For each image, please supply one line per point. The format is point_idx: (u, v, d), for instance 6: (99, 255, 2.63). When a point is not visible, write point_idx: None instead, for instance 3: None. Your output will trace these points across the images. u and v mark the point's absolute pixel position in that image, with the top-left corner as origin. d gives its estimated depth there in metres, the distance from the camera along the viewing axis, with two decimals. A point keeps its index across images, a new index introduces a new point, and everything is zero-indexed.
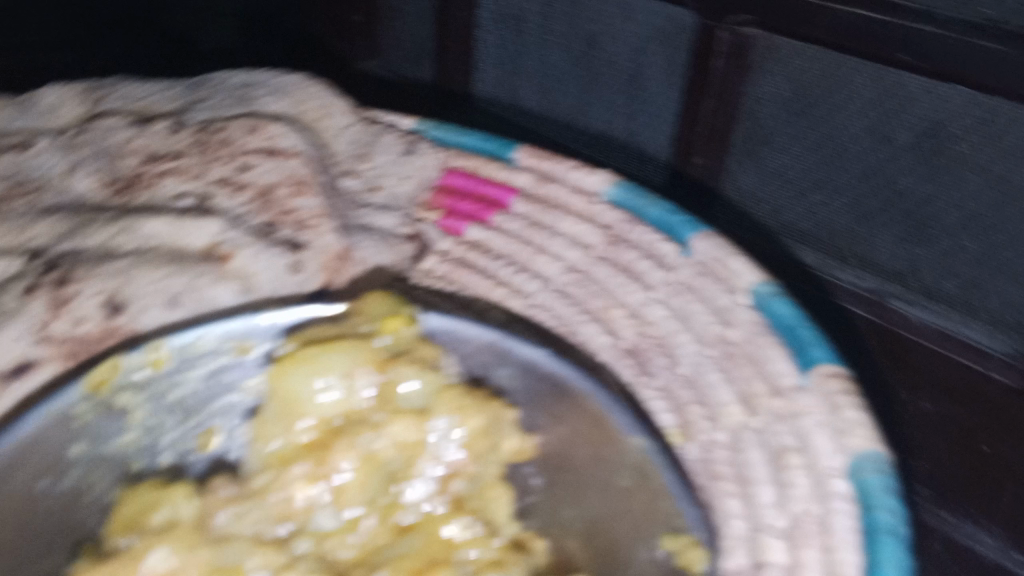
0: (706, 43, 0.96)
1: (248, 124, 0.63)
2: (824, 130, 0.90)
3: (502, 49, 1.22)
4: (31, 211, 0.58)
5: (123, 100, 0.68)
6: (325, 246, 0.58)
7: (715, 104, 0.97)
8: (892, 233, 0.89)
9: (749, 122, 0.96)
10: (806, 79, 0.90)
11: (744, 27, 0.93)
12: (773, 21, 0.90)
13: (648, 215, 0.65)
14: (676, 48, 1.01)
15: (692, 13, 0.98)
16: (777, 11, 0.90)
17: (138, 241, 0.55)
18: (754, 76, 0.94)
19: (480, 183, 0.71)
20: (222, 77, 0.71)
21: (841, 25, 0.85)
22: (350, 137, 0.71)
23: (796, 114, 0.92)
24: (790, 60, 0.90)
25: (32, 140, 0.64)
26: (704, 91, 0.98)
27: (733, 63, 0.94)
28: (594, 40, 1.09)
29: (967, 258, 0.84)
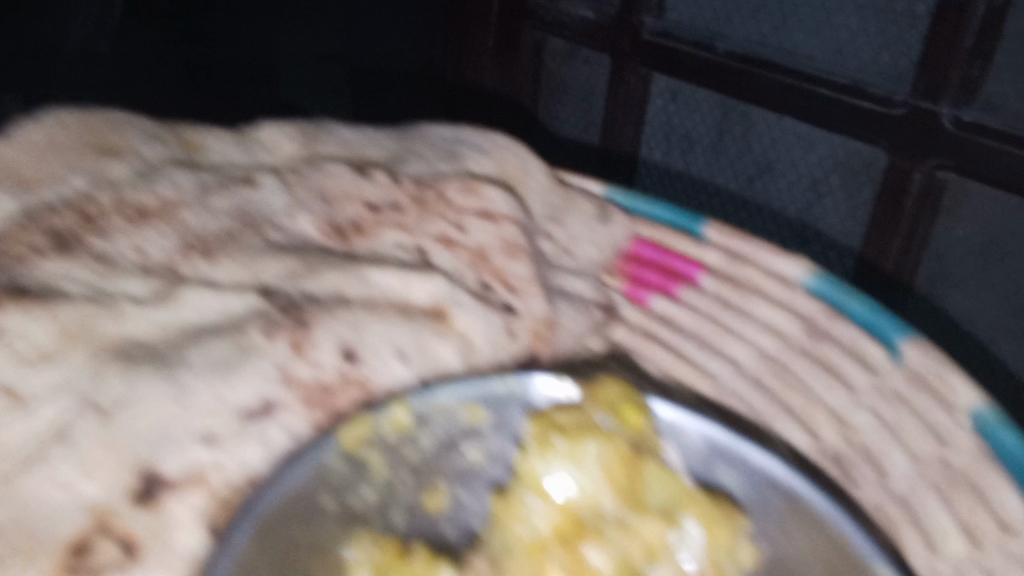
0: (900, 183, 1.11)
1: (461, 182, 0.65)
2: (1019, 282, 1.05)
3: (665, 146, 1.40)
4: (263, 248, 0.61)
5: (338, 148, 0.71)
6: (533, 312, 0.59)
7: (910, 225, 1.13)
8: None
9: (932, 263, 1.13)
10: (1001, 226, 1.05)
11: (940, 171, 1.07)
12: (973, 169, 1.05)
13: (852, 314, 0.63)
14: (859, 181, 1.17)
15: (883, 152, 1.12)
16: (977, 160, 1.04)
17: (366, 290, 0.57)
18: (944, 218, 1.10)
19: (666, 254, 0.71)
20: (429, 131, 0.73)
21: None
22: (545, 199, 0.71)
23: (982, 259, 1.08)
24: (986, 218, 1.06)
25: (257, 176, 0.66)
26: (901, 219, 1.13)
27: (925, 204, 1.10)
28: (767, 166, 1.26)
29: None
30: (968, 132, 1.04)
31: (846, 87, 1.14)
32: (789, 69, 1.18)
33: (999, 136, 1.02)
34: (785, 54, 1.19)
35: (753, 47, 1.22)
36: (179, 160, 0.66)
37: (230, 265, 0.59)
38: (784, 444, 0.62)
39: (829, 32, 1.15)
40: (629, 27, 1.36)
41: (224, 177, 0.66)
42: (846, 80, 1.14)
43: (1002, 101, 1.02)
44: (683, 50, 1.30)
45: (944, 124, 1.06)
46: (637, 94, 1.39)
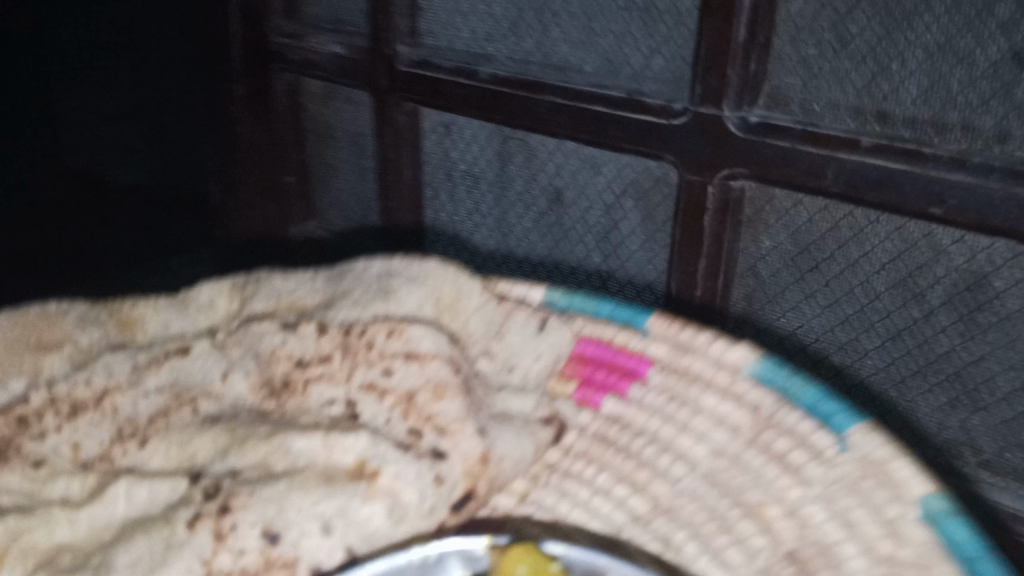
0: (698, 200, 1.15)
1: (387, 328, 0.64)
2: (837, 289, 1.09)
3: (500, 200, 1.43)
4: (195, 426, 0.61)
5: (270, 299, 0.71)
6: (466, 452, 0.58)
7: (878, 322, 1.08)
8: (937, 393, 1.07)
9: (746, 282, 1.17)
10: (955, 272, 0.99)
11: (733, 180, 1.11)
12: (778, 174, 1.06)
13: (799, 399, 0.63)
14: (680, 178, 1.15)
15: (695, 146, 1.09)
16: (766, 162, 1.06)
17: (290, 460, 0.57)
18: (747, 229, 1.14)
19: (613, 353, 0.70)
20: (363, 265, 0.73)
21: (853, 172, 1.00)
22: (484, 317, 0.71)
23: (797, 274, 1.12)
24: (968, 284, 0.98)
25: (191, 345, 0.67)
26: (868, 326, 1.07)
27: (722, 216, 1.14)
28: None
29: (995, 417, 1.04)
30: (765, 135, 1.05)
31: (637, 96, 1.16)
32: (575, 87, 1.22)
33: (792, 135, 1.03)
34: (557, 71, 1.24)
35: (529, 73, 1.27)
36: (114, 341, 0.67)
37: (160, 448, 0.60)
38: (742, 546, 0.56)
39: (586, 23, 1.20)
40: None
41: (159, 352, 0.66)
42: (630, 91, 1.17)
43: (789, 95, 1.04)
44: (539, 93, 1.26)
45: (731, 127, 1.07)
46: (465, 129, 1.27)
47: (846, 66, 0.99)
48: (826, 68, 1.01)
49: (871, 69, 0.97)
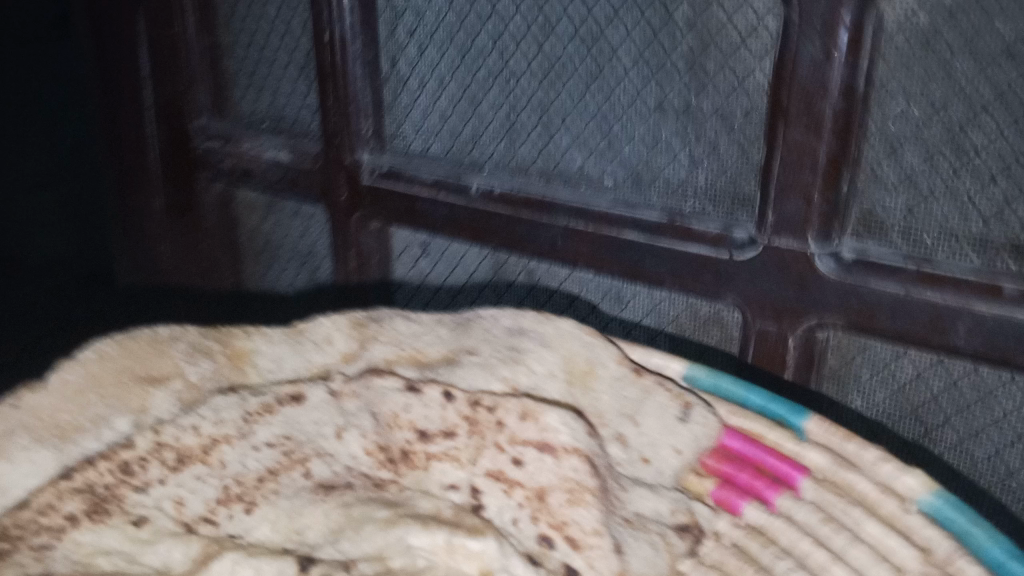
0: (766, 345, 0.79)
1: (520, 407, 0.58)
2: None
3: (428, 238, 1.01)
4: (307, 492, 0.56)
5: (391, 346, 0.65)
6: (602, 571, 0.52)
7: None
8: None
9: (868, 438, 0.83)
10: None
11: (823, 328, 0.76)
12: (874, 322, 0.73)
13: (982, 553, 0.54)
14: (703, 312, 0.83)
15: (732, 307, 0.80)
16: (866, 311, 0.73)
17: (407, 559, 0.51)
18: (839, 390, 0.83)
19: (762, 452, 0.63)
20: (489, 319, 0.68)
21: (991, 328, 0.67)
22: (620, 390, 0.65)
23: None
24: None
25: (303, 390, 0.62)
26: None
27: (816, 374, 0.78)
28: (542, 273, 0.93)
29: None
30: (869, 276, 0.72)
31: (680, 221, 0.81)
32: (598, 210, 0.86)
33: (903, 277, 0.70)
34: (552, 166, 0.89)
35: (540, 189, 0.90)
36: (224, 378, 0.63)
37: (268, 518, 0.55)
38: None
39: (599, 133, 0.85)
40: (339, 163, 1.04)
41: (269, 397, 0.61)
42: (668, 211, 0.82)
43: (915, 231, 0.70)
44: (422, 194, 0.99)
45: (821, 265, 0.74)
46: (398, 205, 1.01)
47: (929, 230, 0.69)
48: (936, 217, 0.69)
49: (946, 238, 0.69)
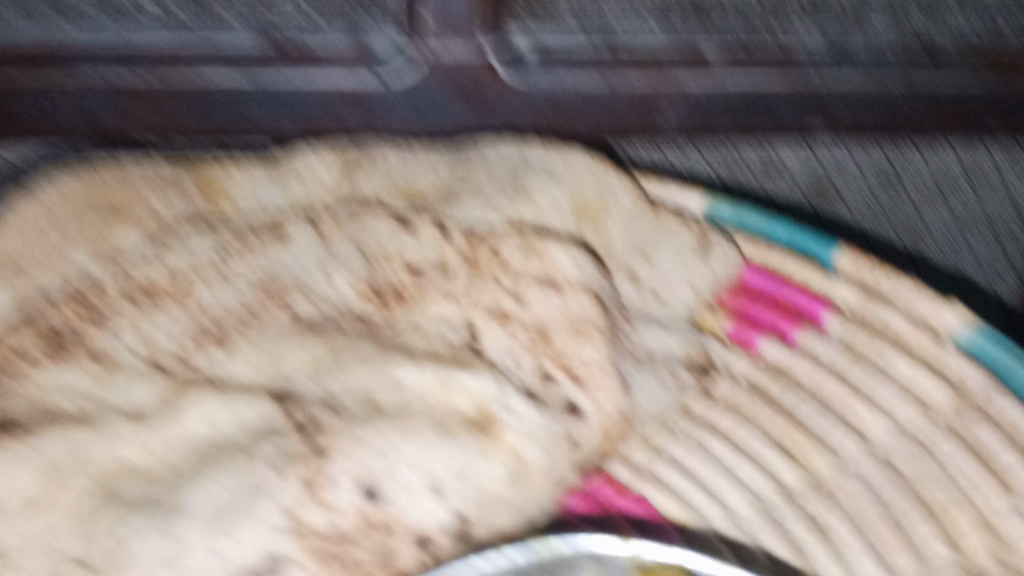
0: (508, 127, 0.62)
1: (523, 242, 0.53)
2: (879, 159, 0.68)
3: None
4: (286, 327, 0.51)
5: (380, 178, 0.59)
6: (607, 410, 0.49)
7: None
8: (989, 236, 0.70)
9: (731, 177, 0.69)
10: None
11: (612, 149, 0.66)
12: (574, 113, 0.61)
13: (1022, 391, 0.49)
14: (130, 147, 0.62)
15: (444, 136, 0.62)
16: (567, 108, 0.60)
17: (395, 395, 0.47)
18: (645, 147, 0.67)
19: (778, 283, 0.57)
20: (491, 152, 0.59)
21: (700, 103, 0.60)
22: (633, 228, 0.58)
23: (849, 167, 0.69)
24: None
25: (281, 221, 0.55)
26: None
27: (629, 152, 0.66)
28: None
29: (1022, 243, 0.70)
30: (564, 72, 0.58)
31: (286, 43, 0.57)
32: (149, 48, 0.56)
33: (590, 70, 0.58)
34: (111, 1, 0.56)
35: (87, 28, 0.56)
36: (196, 211, 0.57)
37: (246, 354, 0.50)
38: (915, 550, 0.50)
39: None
40: None
41: (244, 227, 0.55)
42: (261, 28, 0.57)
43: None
44: None
45: (493, 64, 0.58)
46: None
47: None
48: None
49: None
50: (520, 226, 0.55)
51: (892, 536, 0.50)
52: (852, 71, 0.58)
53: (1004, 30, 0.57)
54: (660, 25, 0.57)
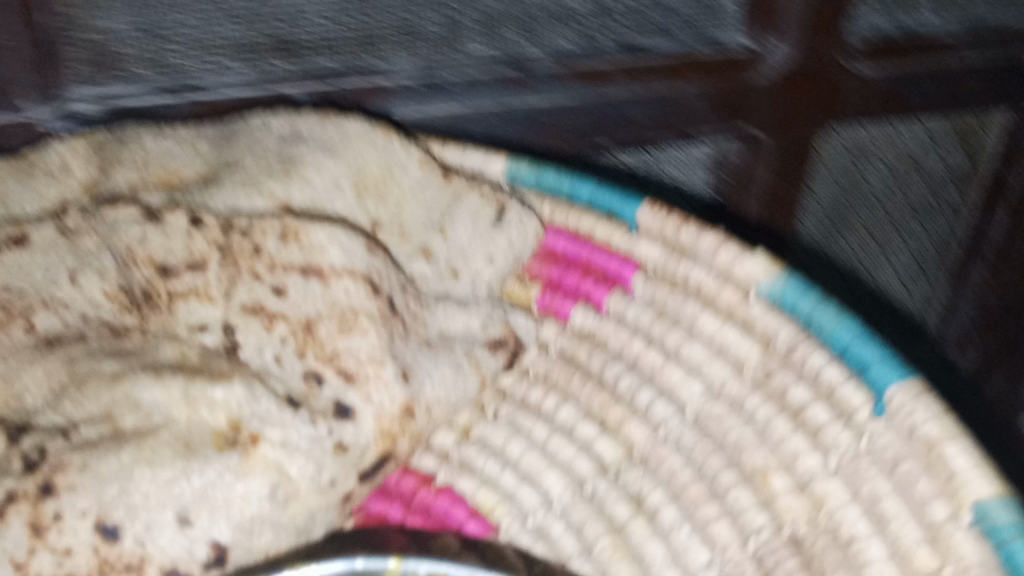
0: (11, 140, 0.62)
1: (281, 225, 0.48)
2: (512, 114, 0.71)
3: None
4: (28, 349, 0.46)
5: (137, 168, 0.53)
6: (381, 406, 0.44)
7: (778, 184, 0.80)
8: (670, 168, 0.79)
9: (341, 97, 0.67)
10: (686, 97, 0.73)
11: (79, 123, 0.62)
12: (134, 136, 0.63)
13: (832, 340, 0.45)
14: None
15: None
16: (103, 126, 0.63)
17: (140, 417, 0.42)
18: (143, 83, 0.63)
19: (589, 250, 0.55)
20: (263, 130, 0.55)
21: None
22: (424, 201, 0.54)
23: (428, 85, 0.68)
24: (855, 150, 0.81)
25: (25, 230, 0.50)
26: (763, 200, 0.81)
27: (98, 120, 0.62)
28: None
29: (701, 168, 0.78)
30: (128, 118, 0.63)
31: None
32: None
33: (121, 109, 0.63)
34: None
35: None
36: None
37: None
38: (735, 521, 0.45)
39: None
40: None
41: None
42: None
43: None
44: None
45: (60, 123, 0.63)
46: None
47: (176, 53, 0.63)
48: (167, 26, 0.62)
49: (156, 46, 0.62)
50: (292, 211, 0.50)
51: (612, 545, 0.48)
52: (438, 108, 0.69)
53: (572, 102, 0.71)
54: (241, 68, 0.64)
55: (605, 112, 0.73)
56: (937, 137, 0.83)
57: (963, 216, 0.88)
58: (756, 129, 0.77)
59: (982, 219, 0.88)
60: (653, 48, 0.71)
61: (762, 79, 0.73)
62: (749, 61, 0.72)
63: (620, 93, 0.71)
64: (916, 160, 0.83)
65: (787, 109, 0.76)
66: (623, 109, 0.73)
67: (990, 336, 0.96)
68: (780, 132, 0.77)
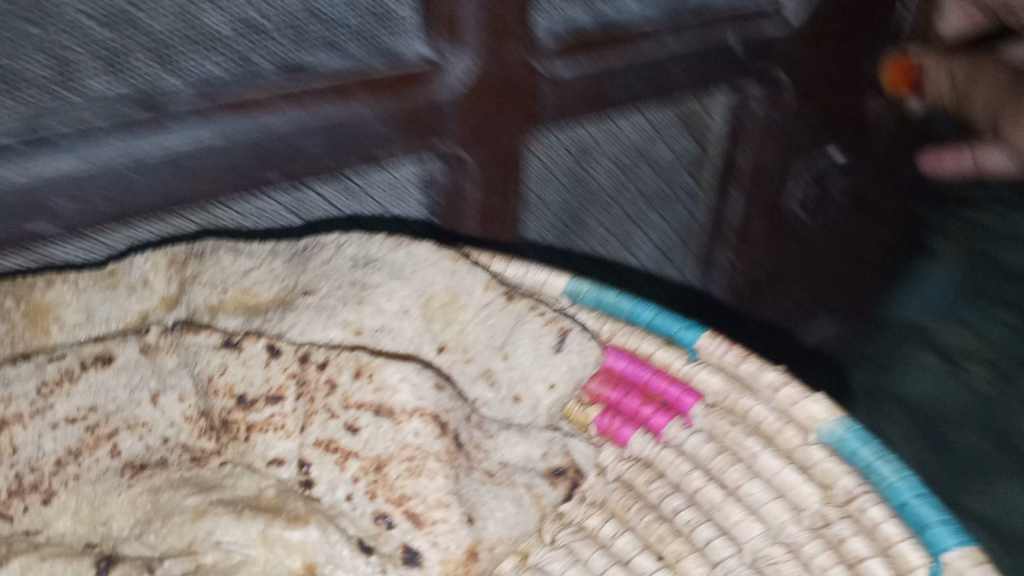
0: None
1: (354, 363, 0.50)
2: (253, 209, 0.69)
3: None
4: (111, 473, 0.48)
5: (214, 288, 0.56)
6: (446, 549, 0.45)
7: (494, 198, 0.79)
8: (558, 194, 0.85)
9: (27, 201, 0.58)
10: (365, 126, 0.68)
11: None
12: None
13: (890, 493, 0.46)
14: None
15: None
16: None
17: (219, 555, 0.44)
18: None
19: (651, 373, 0.55)
20: (334, 251, 0.57)
21: None
22: (488, 322, 0.55)
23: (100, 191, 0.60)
24: (577, 150, 0.82)
25: (112, 348, 0.53)
26: (472, 207, 0.78)
27: None
28: None
29: (553, 185, 0.83)
30: None
31: None
32: None
33: None
34: None
35: None
36: (22, 341, 0.54)
37: (66, 506, 0.47)
38: None
39: None
40: None
41: (72, 360, 0.53)
42: None
43: None
44: None
45: None
46: None
47: None
48: None
49: None
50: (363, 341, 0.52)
51: None
52: (61, 163, 0.58)
53: (239, 135, 0.63)
54: None
55: (265, 141, 0.64)
56: (645, 138, 0.86)
57: (702, 203, 0.96)
58: (465, 152, 0.74)
59: (723, 202, 0.96)
60: (317, 64, 0.64)
61: (443, 106, 0.71)
62: (429, 72, 0.68)
63: (301, 105, 0.64)
64: (640, 157, 0.88)
65: (491, 125, 0.74)
66: (293, 145, 0.66)
67: (742, 295, 1.07)
68: (485, 148, 0.75)
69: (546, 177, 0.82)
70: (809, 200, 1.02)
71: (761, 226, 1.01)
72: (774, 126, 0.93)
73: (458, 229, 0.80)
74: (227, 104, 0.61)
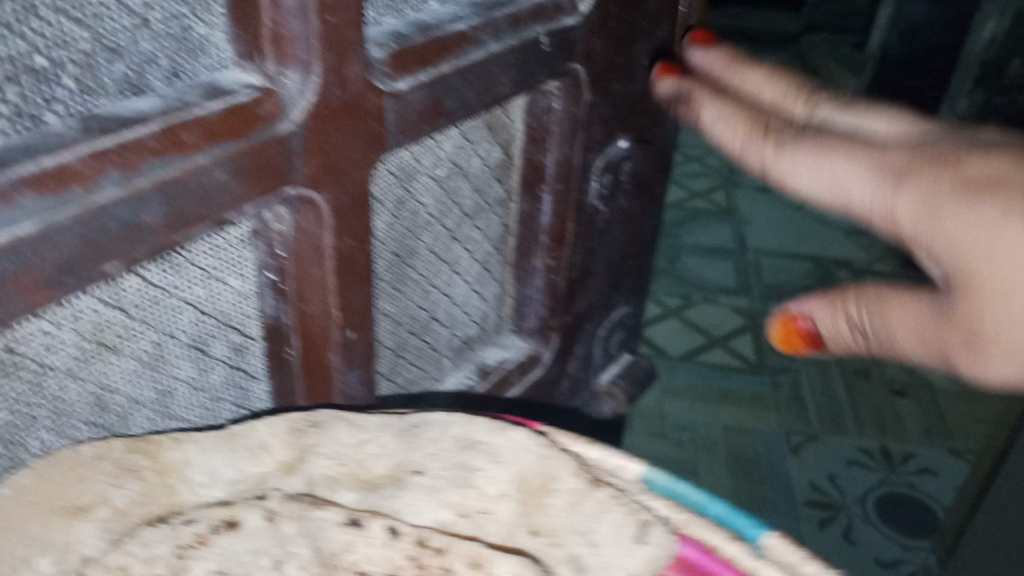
0: None
1: (471, 555, 0.56)
2: (158, 386, 0.64)
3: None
4: None
5: (334, 459, 0.62)
6: None
7: (352, 244, 0.71)
8: (414, 279, 0.84)
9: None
10: (212, 181, 0.56)
11: None
12: None
13: None
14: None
15: None
16: None
17: None
18: None
19: (722, 565, 0.60)
20: (436, 423, 0.64)
21: None
22: (579, 508, 0.61)
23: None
24: (405, 175, 0.77)
25: (237, 514, 0.58)
26: (329, 264, 0.70)
27: None
28: None
29: (404, 254, 0.81)
30: None
31: None
32: None
33: None
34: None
35: None
36: (152, 510, 0.58)
37: None
38: None
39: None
40: None
41: (204, 525, 0.57)
42: None
43: None
44: None
45: None
46: None
47: None
48: None
49: None
50: (468, 523, 0.58)
51: None
52: None
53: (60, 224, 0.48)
54: None
55: (94, 229, 0.50)
56: (460, 151, 0.83)
57: (512, 206, 0.95)
58: (317, 194, 0.65)
59: (535, 204, 0.97)
60: (116, 109, 0.52)
61: (296, 131, 0.61)
62: (258, 100, 0.58)
63: (115, 142, 0.50)
64: (452, 167, 0.83)
65: (338, 158, 0.66)
66: (117, 220, 0.51)
67: (556, 315, 1.07)
68: (331, 183, 0.66)
69: (417, 223, 0.81)
70: (605, 190, 1.06)
71: (564, 262, 1.04)
72: (580, 117, 0.95)
73: (322, 292, 0.71)
74: (27, 176, 0.47)
